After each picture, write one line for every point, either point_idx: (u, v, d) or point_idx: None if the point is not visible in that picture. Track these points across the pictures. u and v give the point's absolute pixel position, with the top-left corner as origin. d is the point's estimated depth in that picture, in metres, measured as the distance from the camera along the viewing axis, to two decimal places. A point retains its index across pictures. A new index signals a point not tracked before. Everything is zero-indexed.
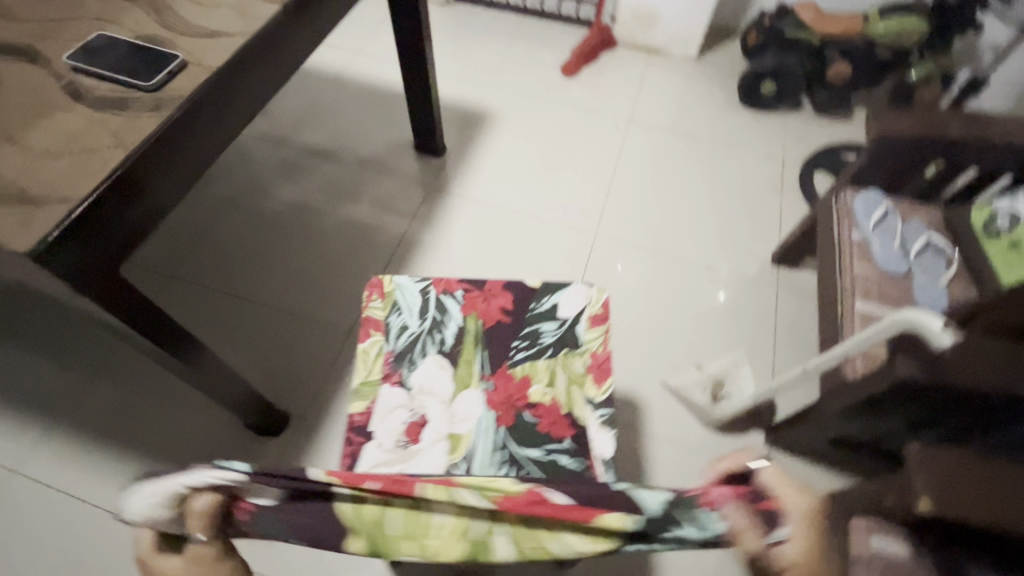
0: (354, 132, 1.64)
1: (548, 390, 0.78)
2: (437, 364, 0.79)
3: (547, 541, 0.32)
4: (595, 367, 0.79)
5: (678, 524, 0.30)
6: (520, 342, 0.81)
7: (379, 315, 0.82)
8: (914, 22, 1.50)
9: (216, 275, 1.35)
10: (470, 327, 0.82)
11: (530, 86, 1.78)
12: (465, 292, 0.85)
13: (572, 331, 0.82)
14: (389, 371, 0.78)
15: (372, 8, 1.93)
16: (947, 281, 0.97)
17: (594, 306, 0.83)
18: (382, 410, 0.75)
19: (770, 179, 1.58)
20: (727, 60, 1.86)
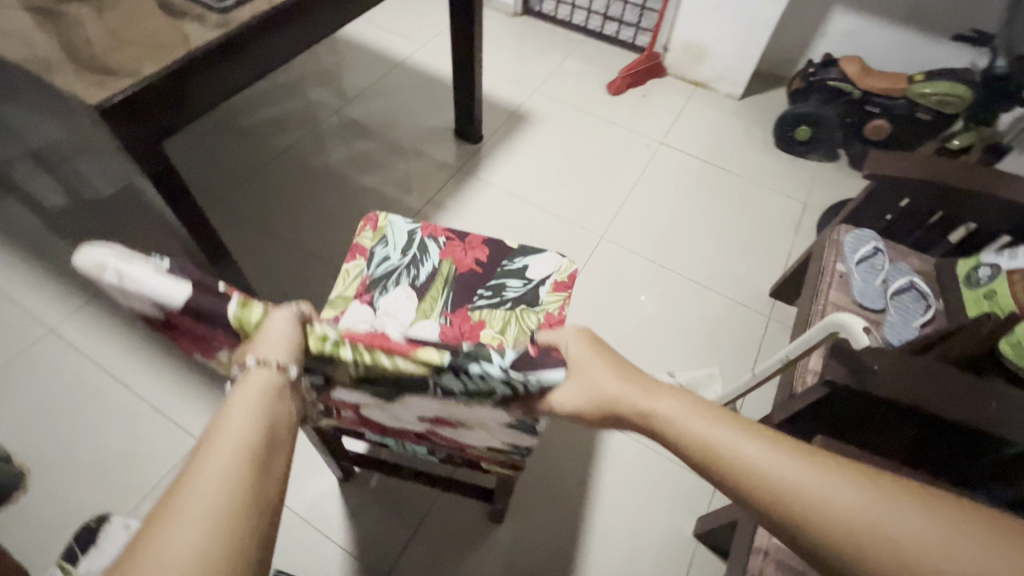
0: (405, 112, 1.80)
1: (497, 335, 0.82)
2: (405, 294, 0.86)
3: (379, 360, 0.46)
4: (546, 327, 0.83)
5: (480, 357, 0.46)
6: (485, 292, 0.87)
7: (367, 244, 0.91)
8: (958, 90, 1.50)
9: (257, 208, 1.52)
10: (443, 269, 0.89)
11: (574, 98, 1.89)
12: (447, 239, 0.92)
13: (535, 291, 0.87)
14: (363, 291, 0.86)
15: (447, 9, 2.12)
16: (920, 324, 0.97)
17: (561, 274, 0.89)
18: (347, 321, 0.82)
19: (787, 220, 1.61)
20: (769, 105, 1.92)
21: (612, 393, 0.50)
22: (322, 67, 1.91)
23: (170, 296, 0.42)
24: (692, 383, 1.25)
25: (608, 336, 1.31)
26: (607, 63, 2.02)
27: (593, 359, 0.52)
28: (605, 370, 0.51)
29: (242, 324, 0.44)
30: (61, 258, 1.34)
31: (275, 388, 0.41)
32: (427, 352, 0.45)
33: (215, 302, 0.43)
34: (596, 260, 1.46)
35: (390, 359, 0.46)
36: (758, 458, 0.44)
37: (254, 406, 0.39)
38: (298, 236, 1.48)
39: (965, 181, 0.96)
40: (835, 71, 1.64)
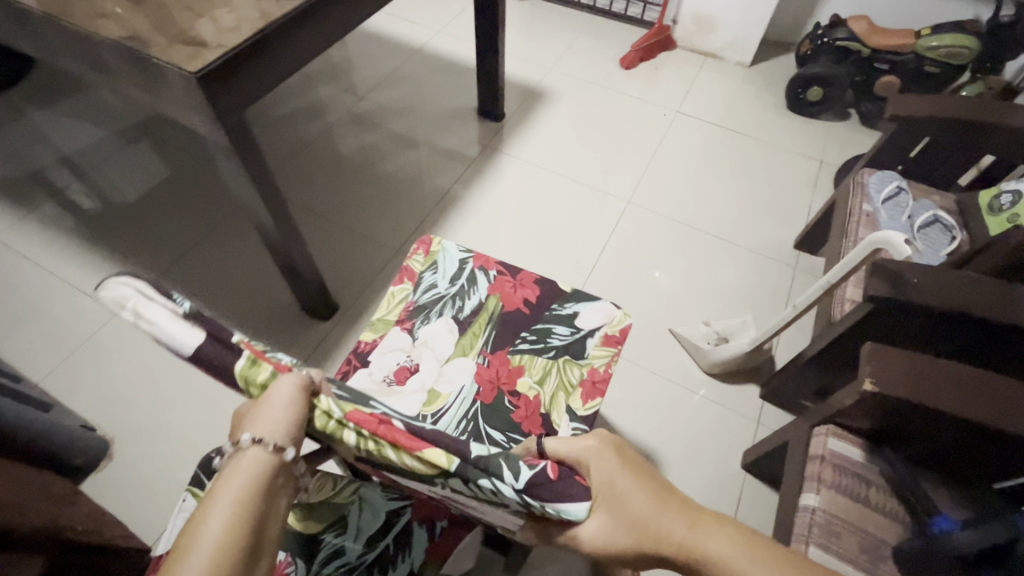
0: (429, 96, 1.86)
1: (535, 385, 0.75)
2: (446, 326, 0.79)
3: (382, 451, 0.39)
4: (589, 384, 0.76)
5: (494, 470, 0.37)
6: (529, 335, 0.80)
7: (416, 267, 0.84)
8: (966, 40, 1.54)
9: (296, 192, 1.59)
10: (489, 305, 0.82)
11: (588, 74, 1.94)
12: (498, 273, 0.85)
13: (581, 342, 0.79)
14: (404, 316, 0.80)
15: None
16: (948, 253, 1.03)
17: (612, 327, 0.80)
18: (384, 346, 0.76)
19: (803, 179, 1.67)
20: (778, 71, 1.98)
21: (646, 530, 0.39)
22: (343, 58, 1.97)
23: (180, 344, 0.38)
24: (727, 332, 1.28)
25: (643, 292, 1.38)
26: (617, 39, 2.07)
27: (623, 478, 0.41)
28: (636, 494, 0.41)
29: (247, 381, 0.39)
30: (117, 246, 1.41)
31: (265, 480, 0.35)
32: (434, 455, 0.37)
33: (222, 355, 0.38)
34: (625, 223, 1.52)
35: (396, 453, 0.38)
36: None
37: (237, 501, 0.34)
38: (338, 215, 1.55)
39: (982, 116, 1.02)
40: (843, 30, 1.69)
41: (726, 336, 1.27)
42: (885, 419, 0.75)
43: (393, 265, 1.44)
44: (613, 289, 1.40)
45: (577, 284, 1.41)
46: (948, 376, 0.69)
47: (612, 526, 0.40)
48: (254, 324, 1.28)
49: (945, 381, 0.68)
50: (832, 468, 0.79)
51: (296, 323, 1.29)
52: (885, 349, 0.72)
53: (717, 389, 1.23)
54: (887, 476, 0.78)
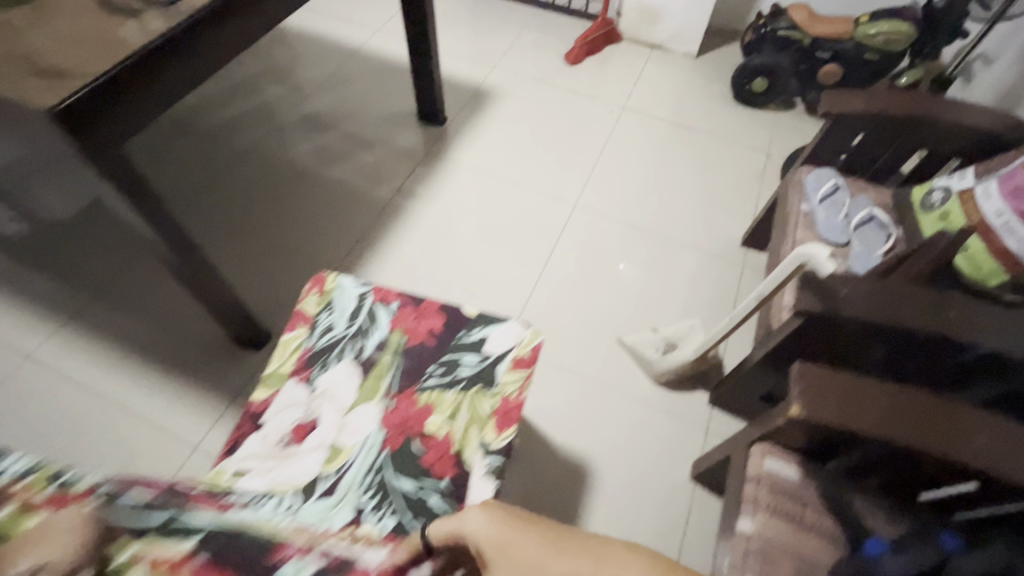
0: (366, 99, 1.77)
1: (445, 423, 0.74)
2: (348, 371, 0.78)
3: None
4: (501, 413, 0.75)
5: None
6: (436, 368, 0.78)
7: (311, 311, 0.83)
8: (903, 27, 1.54)
9: (223, 211, 1.49)
10: (393, 341, 0.81)
11: (534, 71, 1.88)
12: (400, 305, 0.84)
13: (491, 368, 0.78)
14: (301, 366, 0.78)
15: None
16: (884, 251, 1.01)
17: (521, 349, 0.80)
18: (280, 403, 0.74)
19: (752, 172, 1.65)
20: (725, 60, 1.95)
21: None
22: (274, 62, 1.85)
23: None
24: (675, 337, 1.25)
25: (591, 300, 1.34)
26: (562, 33, 2.01)
27: (507, 534, 0.44)
28: (523, 544, 0.42)
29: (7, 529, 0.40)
30: (25, 280, 1.30)
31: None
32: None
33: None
34: (572, 227, 1.48)
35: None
36: None
37: None
38: (269, 233, 1.46)
39: (913, 109, 1.00)
40: (783, 20, 1.67)
41: (674, 341, 1.25)
42: (817, 437, 0.73)
43: None
44: (561, 298, 1.35)
45: (524, 292, 1.36)
46: (884, 397, 0.66)
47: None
48: (179, 358, 1.20)
49: (880, 402, 0.66)
50: (767, 489, 0.77)
51: (224, 354, 1.22)
52: (815, 369, 0.69)
53: (666, 396, 1.20)
54: (823, 493, 0.77)
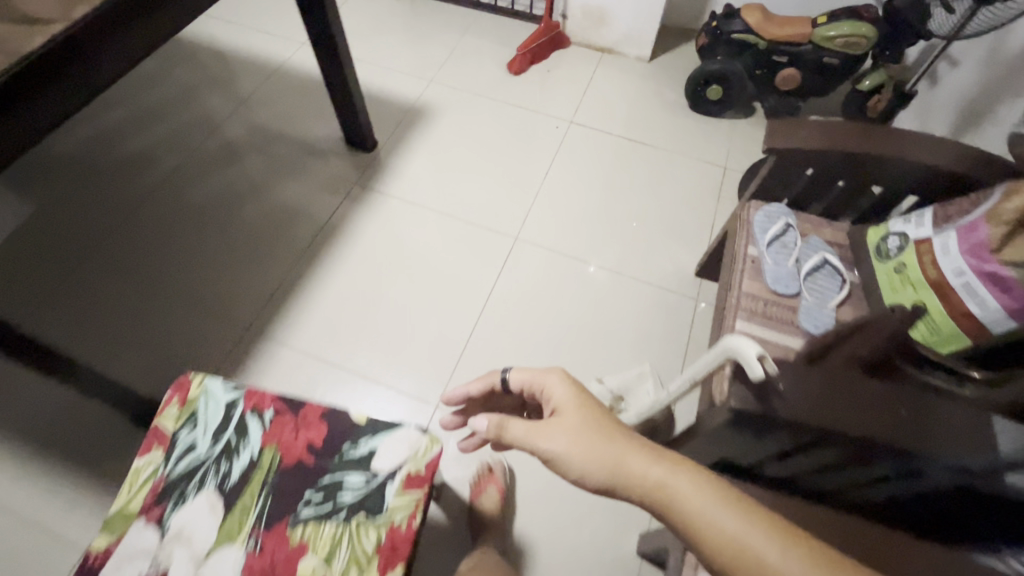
0: (290, 123, 1.62)
1: (319, 568, 0.63)
2: (208, 505, 0.66)
3: None
4: (386, 550, 0.64)
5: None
6: (314, 494, 0.67)
7: (169, 427, 0.71)
8: (863, 28, 1.42)
9: (120, 261, 1.32)
10: (265, 462, 0.69)
11: (474, 83, 1.73)
12: (275, 413, 0.72)
13: (378, 491, 0.67)
14: (151, 504, 0.66)
15: None
16: (836, 303, 0.92)
17: (415, 464, 0.69)
18: (122, 555, 0.63)
19: (707, 189, 1.54)
20: (680, 63, 1.82)
21: (610, 456, 0.62)
22: (187, 84, 1.69)
23: None
24: (622, 389, 1.15)
25: (532, 348, 1.23)
26: (505, 38, 1.86)
27: (568, 401, 0.69)
28: (577, 415, 0.67)
29: None
30: None
31: None
32: None
33: None
34: (512, 264, 1.36)
35: None
36: (733, 533, 0.53)
37: None
38: (174, 285, 1.29)
39: (866, 143, 0.90)
40: (737, 24, 1.53)
41: (621, 394, 1.15)
42: None
43: (242, 346, 1.22)
44: (500, 348, 1.24)
45: (459, 343, 1.24)
46: None
47: (572, 445, 0.64)
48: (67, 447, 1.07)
49: None
50: None
51: (120, 438, 1.09)
52: None
53: None
54: None
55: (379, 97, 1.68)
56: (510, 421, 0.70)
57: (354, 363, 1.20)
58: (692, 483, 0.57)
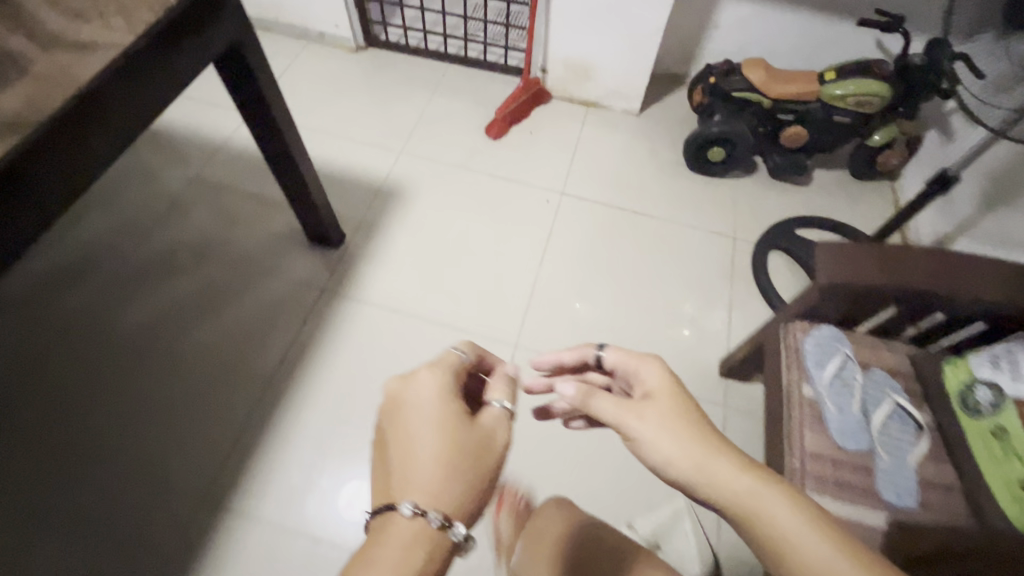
0: (241, 215, 1.39)
1: None
2: None
3: None
4: None
5: None
6: None
7: None
8: (875, 87, 1.31)
9: (44, 424, 1.11)
10: None
11: (451, 151, 1.55)
12: None
13: None
14: None
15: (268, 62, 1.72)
16: (915, 464, 0.78)
17: None
18: None
19: (718, 264, 1.40)
20: (673, 115, 1.68)
21: (703, 462, 0.58)
22: (112, 172, 1.44)
23: None
24: (657, 536, 1.01)
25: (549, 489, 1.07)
26: (481, 95, 1.68)
27: (665, 390, 0.65)
28: (666, 403, 0.64)
29: None
30: None
31: None
32: None
33: None
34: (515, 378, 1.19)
35: None
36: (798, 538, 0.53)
37: None
38: (113, 449, 1.09)
39: (941, 278, 0.75)
40: (738, 82, 1.40)
41: (657, 543, 1.00)
42: None
43: (201, 523, 1.02)
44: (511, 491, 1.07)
45: None
46: None
47: (661, 432, 0.61)
48: None
49: None
50: None
51: None
52: None
53: None
54: None
55: (344, 176, 1.48)
56: (596, 397, 0.65)
57: (341, 529, 1.02)
58: (778, 499, 0.55)
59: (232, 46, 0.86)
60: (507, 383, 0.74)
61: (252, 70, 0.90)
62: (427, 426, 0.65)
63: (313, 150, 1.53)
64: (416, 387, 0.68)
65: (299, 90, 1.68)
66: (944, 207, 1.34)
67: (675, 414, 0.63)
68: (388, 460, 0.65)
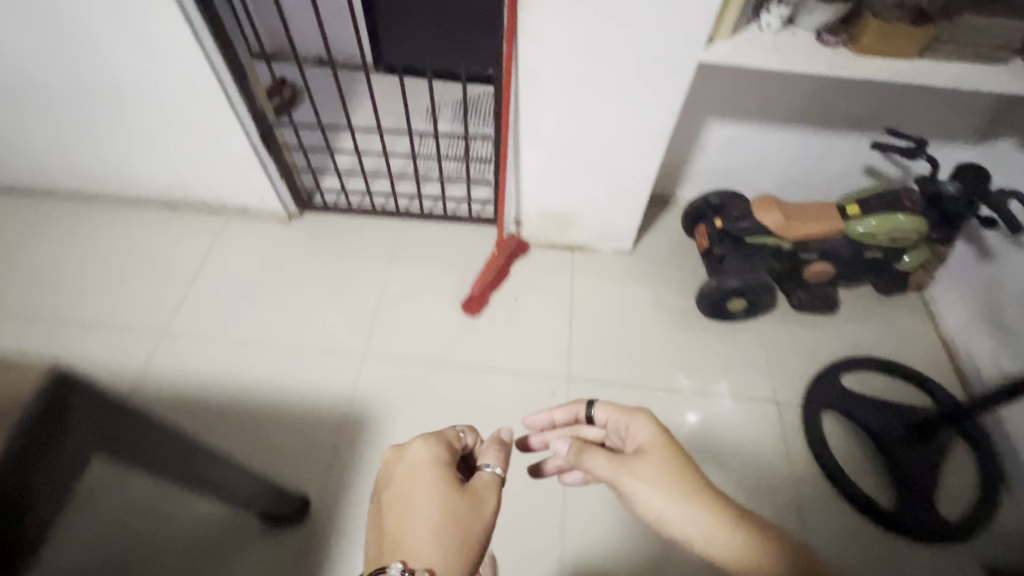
0: (183, 550, 1.01)
1: None
2: None
3: None
4: None
5: None
6: None
7: None
8: (908, 223, 1.14)
9: None
10: None
11: (427, 344, 1.27)
12: None
13: None
14: None
15: (181, 252, 1.42)
16: None
17: None
18: None
19: (767, 442, 1.19)
20: (669, 246, 1.48)
21: (692, 509, 0.66)
22: None
23: None
24: None
25: None
26: (448, 256, 1.43)
27: (654, 442, 0.73)
28: (657, 454, 0.71)
29: None
30: None
31: None
32: None
33: None
34: None
35: None
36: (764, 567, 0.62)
37: None
38: None
39: None
40: (751, 225, 1.21)
41: None
42: None
43: None
44: None
45: None
46: None
47: (658, 485, 0.68)
48: None
49: None
50: None
51: None
52: None
53: None
54: None
55: (301, 406, 1.18)
56: (592, 456, 0.73)
57: None
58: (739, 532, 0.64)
59: (108, 440, 0.57)
60: (500, 446, 0.73)
61: (138, 452, 0.61)
62: (422, 491, 0.65)
63: (254, 372, 1.22)
64: (407, 461, 0.68)
65: (226, 283, 1.37)
66: (1004, 339, 1.19)
67: (662, 458, 0.71)
68: (382, 527, 0.65)
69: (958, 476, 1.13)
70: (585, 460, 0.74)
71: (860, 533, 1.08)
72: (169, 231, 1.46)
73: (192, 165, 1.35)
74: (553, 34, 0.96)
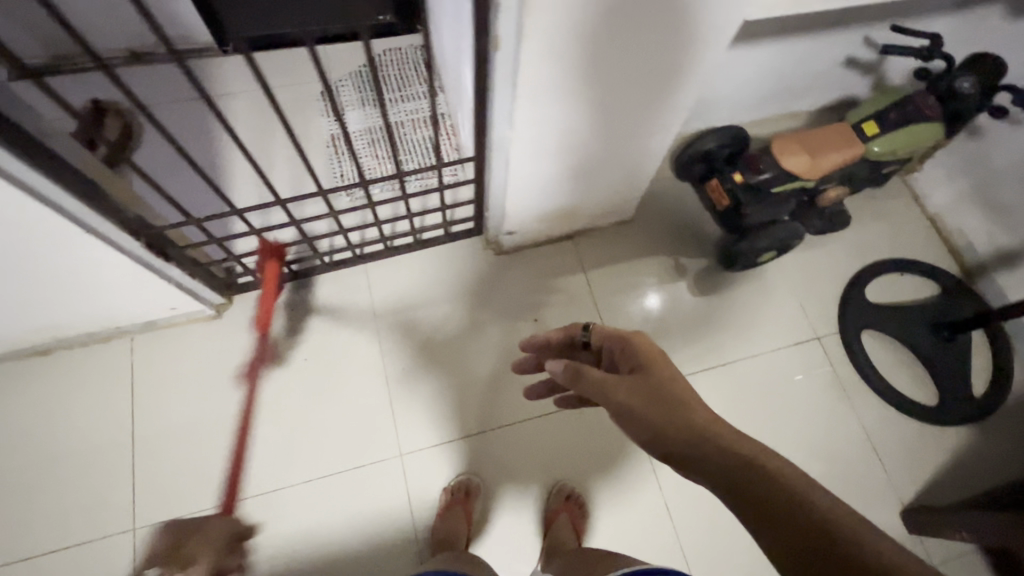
0: None
1: None
2: None
3: None
4: None
5: None
6: None
7: None
8: (926, 134, 1.08)
9: None
10: None
11: (470, 406, 1.12)
12: None
13: None
14: None
15: (98, 404, 1.06)
16: None
17: None
18: None
19: (819, 373, 1.22)
20: (665, 194, 1.33)
21: (683, 428, 0.58)
22: None
23: None
24: None
25: None
26: (446, 298, 1.19)
27: (662, 363, 0.65)
28: (659, 381, 0.63)
29: None
30: None
31: None
32: None
33: None
34: None
35: None
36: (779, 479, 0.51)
37: None
38: None
39: None
40: (773, 175, 1.13)
41: None
42: None
43: None
44: None
45: None
46: None
47: (650, 405, 0.61)
48: None
49: None
50: None
51: None
52: None
53: None
54: None
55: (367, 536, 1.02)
56: (587, 369, 0.65)
57: None
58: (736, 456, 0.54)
59: None
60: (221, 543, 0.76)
61: None
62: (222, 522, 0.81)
63: (291, 522, 1.02)
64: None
65: (177, 426, 1.05)
66: (996, 212, 1.24)
67: (658, 362, 0.65)
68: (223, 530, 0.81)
69: (975, 351, 1.23)
70: (557, 370, 0.67)
71: (918, 434, 1.17)
72: (48, 388, 1.06)
73: (53, 311, 0.95)
74: (538, 114, 0.82)
